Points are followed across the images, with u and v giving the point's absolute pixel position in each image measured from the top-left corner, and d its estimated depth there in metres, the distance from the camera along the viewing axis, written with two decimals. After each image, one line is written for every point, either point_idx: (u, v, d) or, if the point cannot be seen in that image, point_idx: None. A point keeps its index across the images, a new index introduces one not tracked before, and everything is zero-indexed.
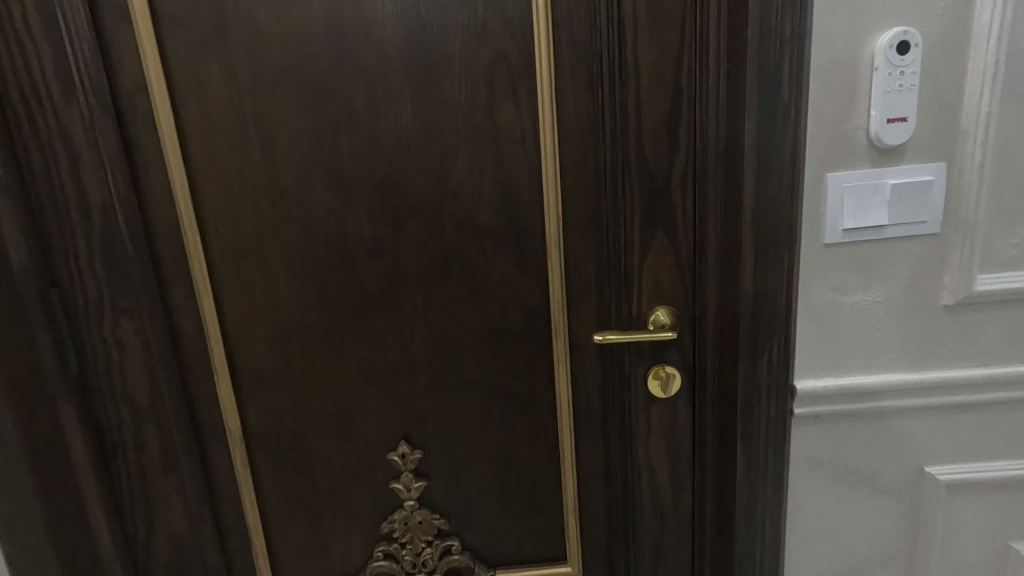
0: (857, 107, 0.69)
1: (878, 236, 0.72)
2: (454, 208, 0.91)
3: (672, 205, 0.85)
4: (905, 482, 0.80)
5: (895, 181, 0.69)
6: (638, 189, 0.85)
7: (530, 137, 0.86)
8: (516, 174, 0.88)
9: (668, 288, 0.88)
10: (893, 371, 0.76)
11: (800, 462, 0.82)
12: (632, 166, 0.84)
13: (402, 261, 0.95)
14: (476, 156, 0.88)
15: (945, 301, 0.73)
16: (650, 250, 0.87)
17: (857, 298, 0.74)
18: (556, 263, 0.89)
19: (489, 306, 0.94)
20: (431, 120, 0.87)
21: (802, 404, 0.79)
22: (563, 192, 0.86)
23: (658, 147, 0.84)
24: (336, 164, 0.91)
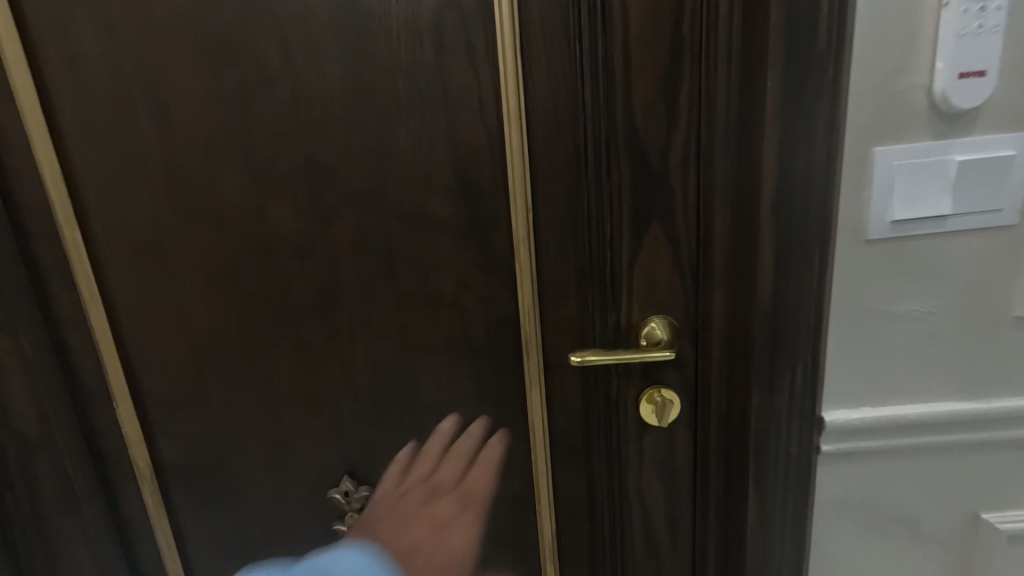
0: (917, 59, 0.52)
1: (937, 229, 0.56)
2: (400, 196, 0.72)
3: (671, 190, 0.65)
4: (955, 531, 0.65)
5: (963, 157, 0.53)
6: (627, 169, 0.65)
7: (493, 105, 0.67)
8: (476, 152, 0.69)
9: (666, 296, 0.69)
10: (947, 399, 0.61)
11: (825, 507, 0.67)
12: (619, 140, 0.64)
13: (336, 262, 0.76)
14: (425, 130, 0.69)
15: (1017, 312, 0.57)
16: (643, 248, 0.67)
17: (905, 309, 0.59)
18: (524, 264, 0.69)
19: (447, 317, 0.76)
20: (366, 84, 0.68)
21: (831, 439, 0.64)
22: (533, 174, 0.66)
23: (652, 115, 0.63)
24: (248, 142, 0.71)
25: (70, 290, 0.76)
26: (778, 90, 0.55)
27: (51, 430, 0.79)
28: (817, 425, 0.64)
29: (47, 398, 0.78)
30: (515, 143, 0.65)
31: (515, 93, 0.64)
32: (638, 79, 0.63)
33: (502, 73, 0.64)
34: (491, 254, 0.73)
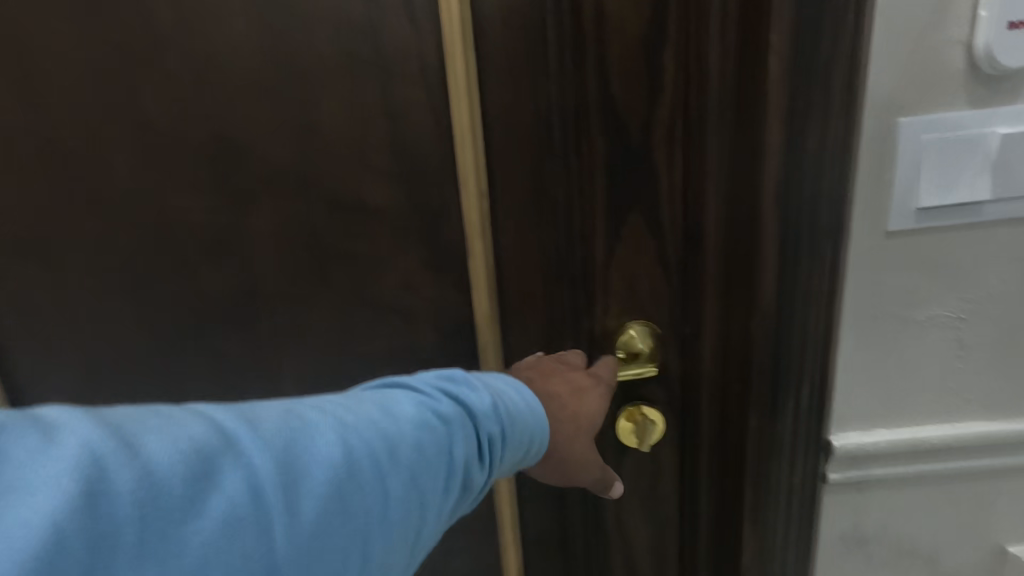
0: (957, 7, 0.42)
1: (972, 218, 0.46)
2: (328, 182, 0.59)
3: (655, 170, 0.52)
4: (978, 565, 0.57)
5: (1004, 130, 0.44)
6: (601, 144, 0.52)
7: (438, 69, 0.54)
8: (419, 129, 0.56)
9: (650, 299, 0.56)
10: (976, 418, 0.52)
11: (833, 542, 0.58)
12: (590, 107, 0.51)
13: (252, 262, 0.62)
14: (356, 101, 0.56)
15: None
16: (622, 242, 0.55)
17: (931, 314, 0.49)
18: (479, 263, 0.56)
19: (390, 327, 0.64)
20: (277, 41, 0.54)
21: (841, 467, 0.55)
22: (488, 153, 0.54)
23: (629, 73, 0.50)
24: (130, 113, 0.56)
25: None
26: (785, 43, 0.44)
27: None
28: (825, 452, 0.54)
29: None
30: (463, 113, 0.51)
31: (459, 48, 0.50)
32: (612, 26, 0.49)
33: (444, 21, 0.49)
34: (440, 251, 0.61)
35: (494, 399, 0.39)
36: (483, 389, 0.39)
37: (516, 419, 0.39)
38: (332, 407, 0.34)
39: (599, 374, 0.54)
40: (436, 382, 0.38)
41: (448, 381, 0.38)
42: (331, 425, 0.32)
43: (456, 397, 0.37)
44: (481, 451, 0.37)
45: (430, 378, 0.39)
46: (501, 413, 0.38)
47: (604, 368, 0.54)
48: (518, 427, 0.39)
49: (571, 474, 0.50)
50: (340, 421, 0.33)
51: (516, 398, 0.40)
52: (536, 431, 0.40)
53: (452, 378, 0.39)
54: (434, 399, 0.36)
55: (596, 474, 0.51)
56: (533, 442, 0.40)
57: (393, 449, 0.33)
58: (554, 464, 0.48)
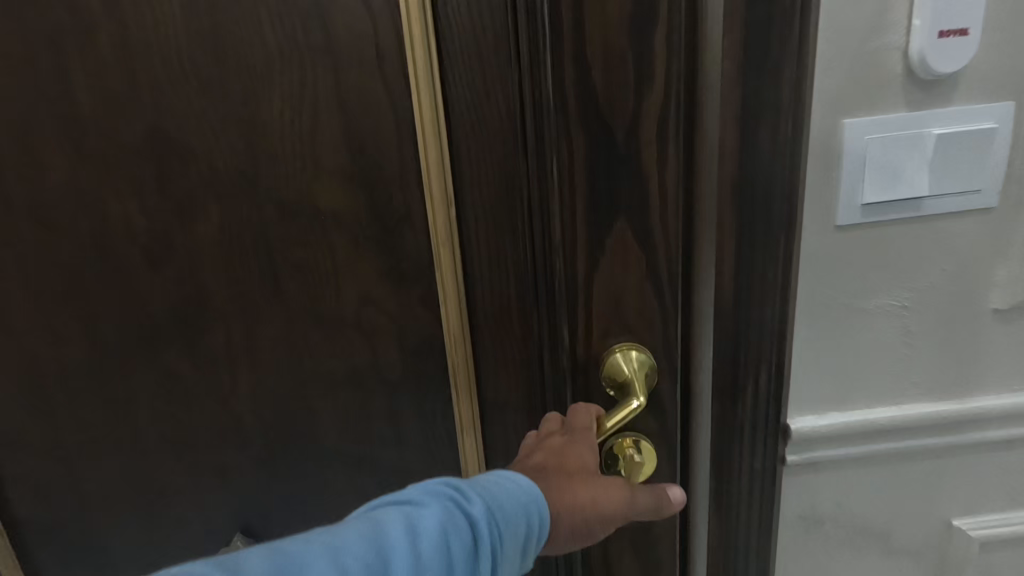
0: (895, 15, 0.45)
1: (911, 213, 0.49)
2: (285, 188, 0.58)
3: (644, 177, 0.50)
4: (926, 538, 0.60)
5: (941, 131, 0.47)
6: (583, 147, 0.49)
7: (392, 70, 0.53)
8: (375, 133, 0.55)
9: (633, 308, 0.54)
10: (920, 400, 0.55)
11: (792, 522, 0.59)
12: (570, 106, 0.48)
13: (206, 273, 0.61)
14: (309, 103, 0.54)
15: (995, 305, 0.52)
16: (606, 250, 0.52)
17: (880, 303, 0.52)
18: (448, 270, 0.58)
19: (349, 337, 0.63)
20: (228, 41, 0.53)
21: (800, 449, 0.56)
22: (455, 163, 0.55)
23: (614, 71, 0.47)
24: (82, 124, 0.56)
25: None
26: (739, 49, 0.44)
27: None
28: (786, 432, 0.55)
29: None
30: (431, 123, 0.53)
31: (424, 62, 0.51)
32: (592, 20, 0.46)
33: (406, 37, 0.51)
34: (399, 258, 0.59)
35: (487, 495, 0.41)
36: (462, 487, 0.41)
37: (500, 501, 0.41)
38: (322, 533, 0.37)
39: (579, 427, 0.52)
40: (423, 490, 0.41)
41: (439, 486, 0.41)
42: (320, 555, 0.35)
43: (453, 501, 0.40)
44: (471, 542, 0.39)
45: (417, 487, 0.41)
46: (488, 500, 0.41)
47: (581, 414, 0.53)
48: (518, 511, 0.42)
49: (626, 511, 0.49)
50: (331, 543, 0.36)
51: (511, 484, 0.43)
52: (525, 509, 0.42)
53: (445, 484, 0.41)
54: (426, 506, 0.39)
55: (649, 492, 0.51)
56: (526, 520, 0.42)
57: (390, 559, 0.36)
58: (594, 518, 0.47)
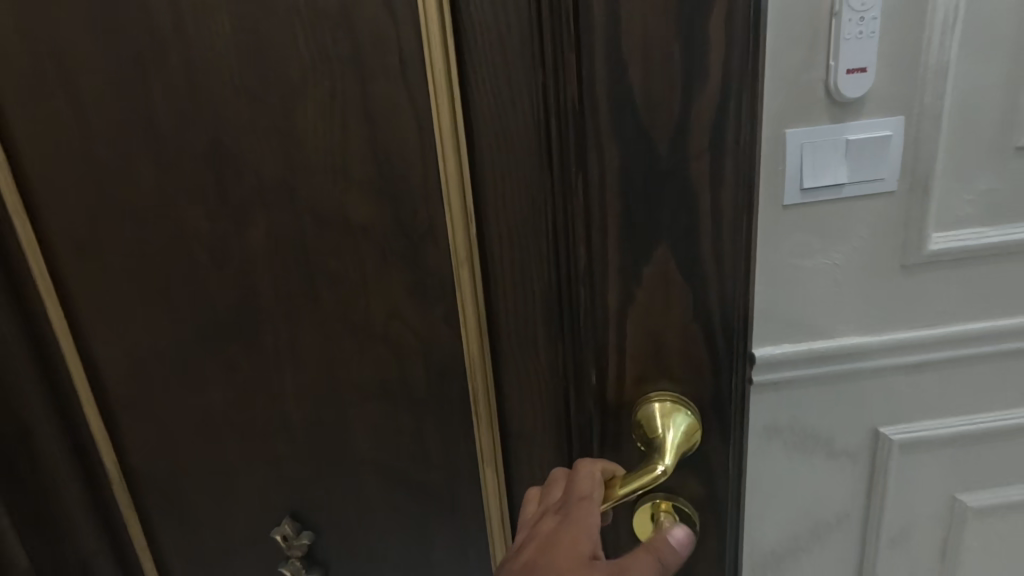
0: (817, 57, 0.62)
1: (835, 195, 0.67)
2: (322, 210, 0.65)
3: (691, 200, 0.50)
4: (860, 443, 0.78)
5: (853, 136, 0.64)
6: (620, 167, 0.49)
7: (416, 104, 0.60)
8: (402, 159, 0.62)
9: (676, 332, 0.55)
10: (852, 335, 0.72)
11: (758, 431, 0.77)
12: (604, 121, 0.48)
13: (259, 286, 0.69)
14: (348, 132, 0.62)
15: (902, 262, 0.69)
16: (643, 282, 0.53)
17: (816, 261, 0.69)
18: (467, 276, 0.65)
19: (379, 342, 0.71)
20: (270, 80, 0.60)
21: (761, 373, 0.74)
22: (478, 170, 0.61)
23: (654, 81, 0.47)
24: (160, 163, 0.64)
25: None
26: (728, 79, 0.46)
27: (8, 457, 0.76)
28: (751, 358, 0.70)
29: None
30: (452, 136, 0.60)
31: (442, 63, 0.57)
32: (636, 31, 0.46)
33: (432, 71, 0.58)
34: (424, 273, 0.67)
35: None
36: None
37: None
38: None
39: (582, 495, 0.53)
40: None
41: None
42: None
43: None
44: None
45: None
46: None
47: (586, 482, 0.54)
48: None
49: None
50: None
51: None
52: None
53: None
54: None
55: (648, 560, 0.52)
56: None
57: None
58: None
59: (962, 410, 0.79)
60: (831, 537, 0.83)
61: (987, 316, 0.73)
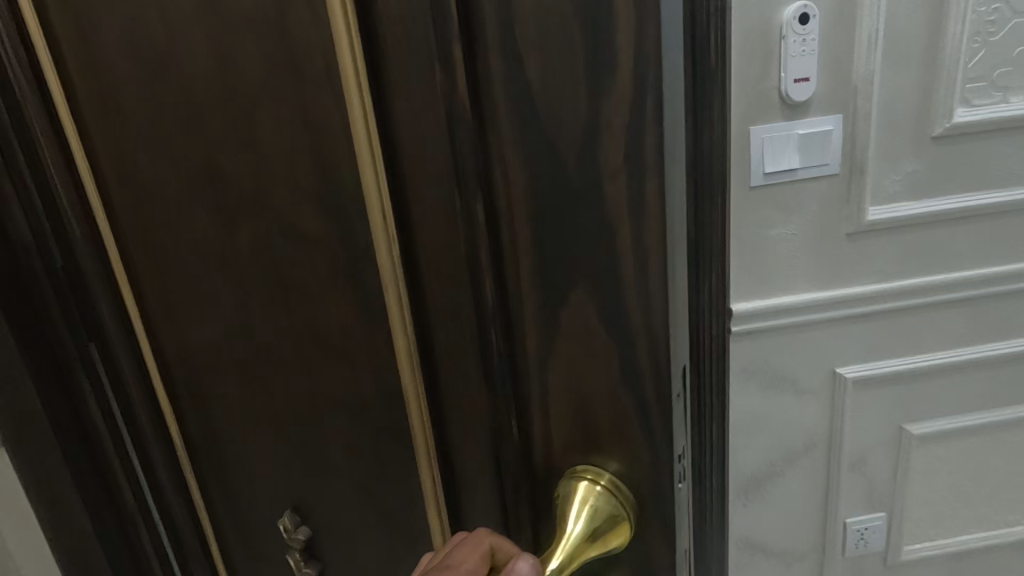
0: (771, 70, 0.78)
1: (790, 177, 0.83)
2: (199, 260, 0.38)
3: (613, 227, 0.26)
4: (821, 382, 0.95)
5: (803, 130, 0.81)
6: (523, 170, 0.26)
7: (308, 71, 0.30)
8: (331, 156, 0.32)
9: (636, 470, 0.29)
10: (810, 290, 0.89)
11: (737, 370, 0.94)
12: (501, 122, 0.25)
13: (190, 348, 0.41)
14: (246, 134, 0.33)
15: (846, 231, 0.86)
16: (563, 353, 0.28)
17: (777, 231, 0.86)
18: (401, 357, 0.33)
19: (299, 453, 0.40)
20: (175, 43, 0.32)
21: (737, 323, 0.90)
22: (394, 187, 0.29)
23: (557, 64, 0.24)
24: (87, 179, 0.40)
25: (53, 280, 0.46)
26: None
27: (46, 479, 0.53)
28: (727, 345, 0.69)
29: (32, 442, 0.52)
30: (365, 132, 0.29)
31: None
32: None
33: None
34: (335, 329, 0.36)
35: None
36: None
37: None
38: None
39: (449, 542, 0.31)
40: None
41: None
42: None
43: None
44: None
45: None
46: None
47: (465, 552, 0.29)
48: None
49: None
50: None
51: None
52: None
53: None
54: None
55: None
56: None
57: None
58: None
59: (904, 352, 0.95)
60: (800, 461, 1.01)
61: (920, 273, 0.90)
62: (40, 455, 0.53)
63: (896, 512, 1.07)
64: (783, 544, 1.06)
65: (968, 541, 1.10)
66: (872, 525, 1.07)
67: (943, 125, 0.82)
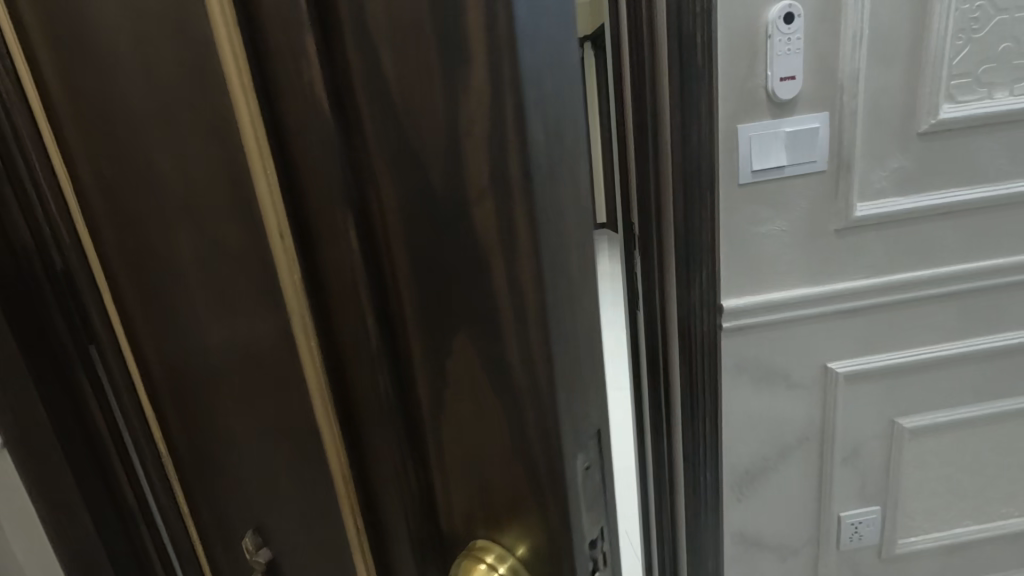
0: (758, 69, 0.79)
1: (778, 175, 0.84)
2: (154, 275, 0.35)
3: (485, 259, 0.21)
4: (812, 377, 0.96)
5: (789, 129, 0.82)
6: (395, 185, 0.22)
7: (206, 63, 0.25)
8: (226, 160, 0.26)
9: (552, 560, 0.23)
10: (800, 286, 0.90)
11: (729, 367, 0.94)
12: (366, 129, 0.21)
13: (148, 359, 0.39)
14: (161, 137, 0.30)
15: (835, 227, 0.87)
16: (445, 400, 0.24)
17: (766, 228, 0.87)
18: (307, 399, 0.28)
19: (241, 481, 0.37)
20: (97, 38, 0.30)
21: (729, 320, 0.90)
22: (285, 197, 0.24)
23: (410, 60, 0.20)
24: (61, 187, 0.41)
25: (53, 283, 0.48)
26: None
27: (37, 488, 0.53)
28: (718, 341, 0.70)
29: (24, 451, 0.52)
30: (250, 124, 0.23)
31: None
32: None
33: None
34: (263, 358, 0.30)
35: None
36: None
37: None
38: None
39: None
40: None
41: None
42: None
43: None
44: None
45: None
46: None
47: None
48: None
49: None
50: None
51: None
52: None
53: None
54: None
55: None
56: None
57: None
58: None
59: (895, 347, 0.96)
60: (793, 456, 1.02)
61: (909, 268, 0.91)
62: (38, 462, 0.52)
63: (889, 505, 1.08)
64: (778, 538, 1.07)
65: (962, 535, 1.11)
66: (866, 519, 1.08)
67: (929, 121, 0.83)
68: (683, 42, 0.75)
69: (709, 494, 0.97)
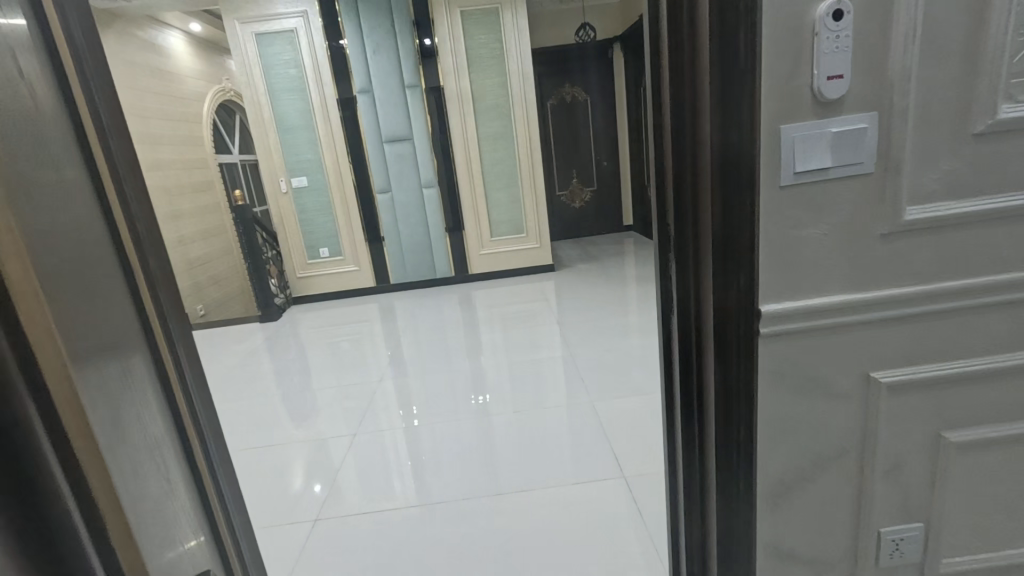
0: (803, 68, 0.77)
1: (822, 176, 0.81)
2: None
3: None
4: (853, 386, 0.93)
5: (835, 129, 0.79)
6: None
7: None
8: None
9: None
10: (843, 292, 0.87)
11: (767, 376, 0.91)
12: None
13: None
14: None
15: (882, 231, 0.84)
16: None
17: (808, 231, 0.84)
18: None
19: None
20: None
21: (767, 327, 0.87)
22: None
23: None
24: None
25: None
26: None
27: None
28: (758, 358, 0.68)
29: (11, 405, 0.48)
30: None
31: None
32: None
33: None
34: None
35: None
36: None
37: None
38: None
39: None
40: None
41: None
42: None
43: None
44: None
45: None
46: None
47: None
48: None
49: None
50: None
51: None
52: None
53: None
54: None
55: None
56: None
57: None
58: None
59: (943, 357, 0.92)
60: (832, 467, 0.98)
61: (961, 276, 0.87)
62: None
63: (932, 522, 1.03)
64: (814, 552, 1.03)
65: (1012, 556, 1.06)
66: (908, 536, 1.03)
67: (985, 122, 0.79)
68: (723, 40, 0.73)
69: (741, 504, 0.94)
